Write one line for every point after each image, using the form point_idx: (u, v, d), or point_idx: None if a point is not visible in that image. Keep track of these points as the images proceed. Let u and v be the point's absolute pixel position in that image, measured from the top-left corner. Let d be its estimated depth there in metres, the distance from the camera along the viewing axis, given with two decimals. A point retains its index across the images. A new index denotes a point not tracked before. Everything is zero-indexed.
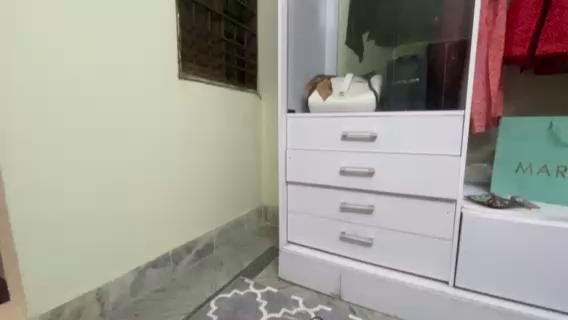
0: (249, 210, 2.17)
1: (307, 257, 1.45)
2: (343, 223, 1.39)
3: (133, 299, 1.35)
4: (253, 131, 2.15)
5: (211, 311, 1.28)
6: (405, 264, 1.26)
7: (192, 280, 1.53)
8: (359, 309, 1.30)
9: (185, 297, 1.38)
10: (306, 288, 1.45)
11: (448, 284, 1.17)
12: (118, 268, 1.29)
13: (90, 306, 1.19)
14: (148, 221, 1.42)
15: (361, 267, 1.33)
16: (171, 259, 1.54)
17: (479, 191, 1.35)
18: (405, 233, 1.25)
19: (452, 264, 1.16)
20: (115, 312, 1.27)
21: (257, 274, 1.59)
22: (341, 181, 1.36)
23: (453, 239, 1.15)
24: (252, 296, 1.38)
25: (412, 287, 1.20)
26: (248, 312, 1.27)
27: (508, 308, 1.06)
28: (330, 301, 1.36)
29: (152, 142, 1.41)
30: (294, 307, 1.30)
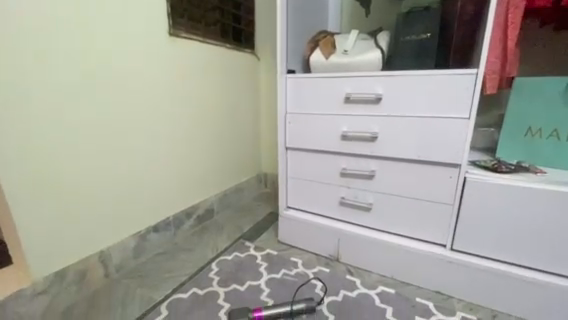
0: (249, 176, 2.15)
1: (306, 222, 1.46)
2: (343, 189, 1.37)
3: (136, 261, 1.38)
4: (251, 95, 2.05)
5: (213, 272, 1.32)
6: (403, 228, 1.27)
7: (193, 244, 1.55)
8: (356, 270, 1.34)
9: (187, 260, 1.42)
10: (305, 251, 1.48)
11: (445, 247, 1.19)
12: (119, 232, 1.30)
13: (95, 268, 1.22)
14: (146, 187, 1.40)
15: (360, 231, 1.34)
16: (171, 224, 1.55)
17: (484, 156, 1.31)
18: (405, 198, 1.23)
19: (450, 228, 1.16)
20: (120, 274, 1.31)
21: (257, 237, 1.61)
22: (342, 147, 1.31)
23: (454, 204, 1.14)
24: (253, 258, 1.42)
25: (410, 250, 1.23)
26: (248, 274, 1.30)
27: (502, 270, 1.08)
28: (328, 262, 1.39)
29: (144, 105, 1.33)
30: (293, 268, 1.34)
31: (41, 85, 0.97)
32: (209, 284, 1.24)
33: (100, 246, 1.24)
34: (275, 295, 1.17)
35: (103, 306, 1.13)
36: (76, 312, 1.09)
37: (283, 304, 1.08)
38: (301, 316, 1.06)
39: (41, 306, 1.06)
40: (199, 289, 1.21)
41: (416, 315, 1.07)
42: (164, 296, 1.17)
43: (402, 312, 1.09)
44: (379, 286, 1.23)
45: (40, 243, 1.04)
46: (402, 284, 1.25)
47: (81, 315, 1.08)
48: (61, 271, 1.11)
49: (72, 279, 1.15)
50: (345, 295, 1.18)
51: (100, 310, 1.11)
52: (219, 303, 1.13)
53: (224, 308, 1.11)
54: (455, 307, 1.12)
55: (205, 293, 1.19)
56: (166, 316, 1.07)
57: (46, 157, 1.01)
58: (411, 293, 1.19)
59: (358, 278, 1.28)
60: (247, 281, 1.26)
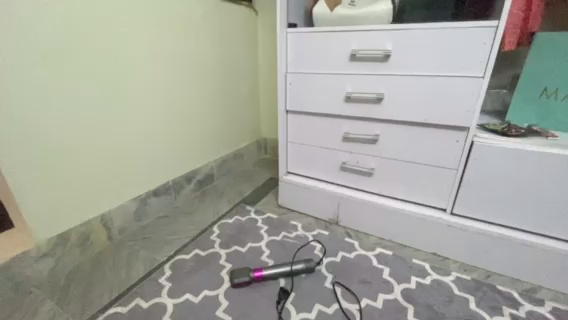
0: (249, 141, 2.11)
1: (306, 186, 1.45)
2: (344, 154, 1.33)
3: (139, 224, 1.40)
4: (249, 55, 1.93)
5: (214, 235, 1.34)
6: (404, 193, 1.26)
7: (195, 208, 1.56)
8: (355, 233, 1.35)
9: (189, 222, 1.44)
10: (305, 215, 1.49)
11: (445, 211, 1.19)
12: (119, 197, 1.30)
13: (98, 231, 1.24)
14: (143, 151, 1.37)
15: (360, 195, 1.33)
16: (172, 189, 1.55)
17: (493, 119, 1.25)
18: (408, 162, 1.20)
19: (452, 193, 1.15)
20: (123, 237, 1.33)
21: (258, 202, 1.62)
22: (346, 109, 1.24)
23: (459, 168, 1.11)
24: (253, 221, 1.43)
25: (410, 214, 1.23)
26: (249, 236, 1.32)
27: (501, 234, 1.08)
28: (327, 226, 1.41)
29: (135, 64, 1.24)
30: (293, 231, 1.36)
31: (17, 40, 0.88)
32: (210, 246, 1.26)
33: (102, 211, 1.25)
34: (275, 257, 1.20)
35: (108, 266, 1.16)
36: (82, 273, 1.12)
37: (283, 264, 1.10)
38: (301, 275, 1.09)
39: (48, 267, 1.09)
40: (202, 251, 1.23)
41: (412, 275, 1.11)
42: (167, 257, 1.20)
43: (399, 272, 1.12)
44: (377, 248, 1.25)
45: (38, 207, 1.03)
46: (400, 246, 1.27)
47: (88, 275, 1.11)
48: (64, 234, 1.13)
49: (76, 242, 1.17)
50: (343, 256, 1.20)
51: (105, 270, 1.14)
52: (221, 263, 1.16)
53: (226, 268, 1.14)
54: (450, 268, 1.15)
55: (207, 254, 1.22)
56: (170, 275, 1.11)
57: (33, 120, 0.96)
58: (408, 255, 1.22)
59: (356, 240, 1.30)
60: (248, 243, 1.28)
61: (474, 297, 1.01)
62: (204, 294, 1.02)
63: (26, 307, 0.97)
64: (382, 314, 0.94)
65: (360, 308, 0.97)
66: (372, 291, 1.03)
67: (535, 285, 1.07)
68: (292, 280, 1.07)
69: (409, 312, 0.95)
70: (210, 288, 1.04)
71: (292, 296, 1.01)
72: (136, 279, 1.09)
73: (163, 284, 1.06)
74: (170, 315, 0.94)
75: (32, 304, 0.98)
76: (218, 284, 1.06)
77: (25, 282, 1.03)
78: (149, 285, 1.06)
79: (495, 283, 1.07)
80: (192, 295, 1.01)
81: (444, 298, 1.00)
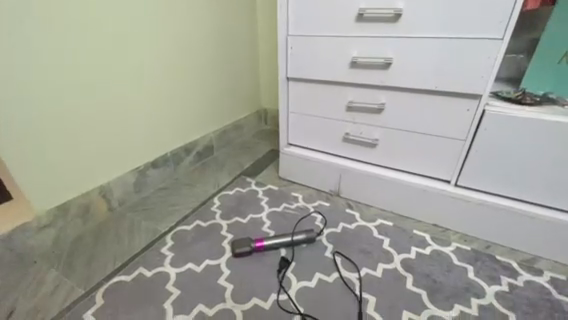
0: (248, 112, 2.04)
1: (307, 158, 1.42)
2: (348, 124, 1.28)
3: (139, 196, 1.40)
4: (246, 18, 1.79)
5: (215, 206, 1.33)
6: (408, 165, 1.22)
7: (195, 179, 1.55)
8: (356, 205, 1.35)
9: (190, 194, 1.43)
10: (306, 187, 1.47)
11: (449, 183, 1.17)
12: (117, 169, 1.28)
13: (97, 202, 1.24)
14: (139, 122, 1.32)
15: (363, 167, 1.31)
16: (170, 161, 1.53)
17: (506, 87, 1.18)
18: (414, 133, 1.16)
19: (458, 164, 1.12)
20: (123, 208, 1.33)
21: (258, 174, 1.60)
22: (351, 75, 1.17)
23: (467, 139, 1.07)
24: (254, 193, 1.42)
25: (413, 186, 1.21)
26: (250, 208, 1.32)
27: (505, 206, 1.07)
28: (328, 197, 1.40)
29: (123, 27, 1.14)
30: (294, 203, 1.35)
31: None
32: (211, 217, 1.26)
33: (100, 183, 1.23)
34: (276, 228, 1.20)
35: (111, 237, 1.17)
36: (85, 243, 1.13)
37: (284, 235, 1.10)
38: (301, 245, 1.10)
39: (50, 238, 1.10)
40: (203, 222, 1.24)
41: (412, 245, 1.11)
42: (168, 228, 1.21)
43: (399, 243, 1.12)
44: (378, 219, 1.25)
45: (33, 180, 1.02)
46: (401, 218, 1.27)
47: (90, 245, 1.12)
48: (63, 206, 1.12)
49: (76, 213, 1.17)
50: (344, 227, 1.20)
51: (107, 241, 1.15)
52: (222, 234, 1.17)
53: (227, 239, 1.14)
54: (451, 239, 1.15)
55: (209, 225, 1.22)
56: (172, 246, 1.11)
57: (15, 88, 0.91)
58: (409, 226, 1.22)
59: (357, 212, 1.30)
60: (249, 214, 1.28)
61: (473, 267, 1.02)
62: (206, 263, 1.03)
63: (32, 276, 0.99)
64: (382, 283, 0.96)
65: (359, 277, 0.98)
66: (372, 261, 1.04)
67: (536, 256, 1.07)
68: (292, 250, 1.08)
69: (408, 280, 0.96)
70: (211, 257, 1.06)
71: (293, 266, 1.02)
72: (139, 249, 1.11)
73: (165, 254, 1.08)
74: (173, 283, 0.96)
75: (37, 273, 1.00)
76: (219, 254, 1.07)
77: (28, 252, 1.05)
78: (152, 255, 1.07)
79: (494, 254, 1.08)
80: (194, 265, 1.03)
81: (442, 268, 1.01)
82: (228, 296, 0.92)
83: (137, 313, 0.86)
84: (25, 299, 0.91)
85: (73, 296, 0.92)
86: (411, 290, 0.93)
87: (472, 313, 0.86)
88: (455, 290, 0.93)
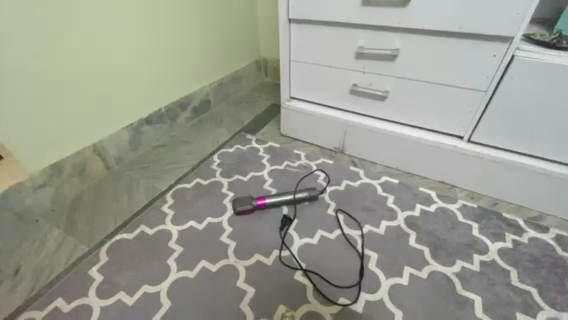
0: (246, 63, 1.88)
1: (311, 113, 1.32)
2: (356, 74, 1.16)
3: (136, 154, 1.35)
4: None
5: (215, 164, 1.29)
6: (419, 120, 1.14)
7: (193, 137, 1.48)
8: (360, 162, 1.29)
9: (188, 151, 1.38)
10: (309, 144, 1.40)
11: (461, 139, 1.10)
12: (108, 125, 1.22)
13: (93, 161, 1.20)
14: (126, 74, 1.21)
15: (370, 123, 1.22)
16: (166, 117, 1.45)
17: (539, 29, 1.03)
18: (430, 84, 1.05)
19: (475, 118, 1.04)
20: (121, 166, 1.29)
21: (258, 130, 1.52)
22: (362, 16, 1.02)
23: (488, 90, 0.97)
24: (255, 151, 1.36)
25: (422, 142, 1.14)
26: (250, 166, 1.27)
27: (519, 163, 1.01)
28: (332, 155, 1.34)
29: None
30: (296, 161, 1.30)
31: None
32: (211, 176, 1.22)
33: (91, 140, 1.18)
34: (277, 186, 1.17)
35: (110, 195, 1.15)
36: (85, 202, 1.12)
37: (286, 193, 1.07)
38: (304, 203, 1.08)
39: (49, 197, 1.09)
40: (203, 180, 1.20)
41: (417, 203, 1.09)
42: (168, 186, 1.18)
43: (403, 200, 1.10)
44: (382, 177, 1.21)
45: (17, 137, 0.96)
46: (407, 175, 1.22)
47: (90, 204, 1.11)
48: (56, 165, 1.08)
49: (71, 172, 1.14)
50: (348, 185, 1.17)
51: (107, 199, 1.14)
52: (223, 192, 1.14)
53: (228, 197, 1.12)
54: (457, 196, 1.12)
55: (209, 183, 1.19)
56: (172, 204, 1.10)
57: None
58: (415, 183, 1.18)
59: (361, 169, 1.25)
60: (250, 172, 1.24)
61: (478, 224, 1.00)
62: (207, 221, 1.02)
63: (35, 234, 1.00)
64: (384, 240, 0.95)
65: (361, 234, 0.97)
66: (375, 219, 1.03)
67: (543, 213, 1.05)
68: (294, 207, 1.06)
69: (410, 238, 0.96)
70: (213, 215, 1.04)
71: (295, 223, 1.01)
72: (140, 207, 1.10)
73: (166, 212, 1.06)
74: (175, 241, 0.96)
75: (40, 231, 1.01)
76: (221, 212, 1.05)
77: (28, 212, 1.04)
78: (153, 213, 1.06)
79: (500, 211, 1.06)
80: (195, 223, 1.02)
81: (446, 225, 1.00)
82: (230, 252, 0.92)
83: (142, 268, 0.88)
84: (31, 256, 0.93)
85: (78, 252, 0.93)
86: (413, 247, 0.93)
87: (473, 268, 0.86)
88: (458, 246, 0.93)
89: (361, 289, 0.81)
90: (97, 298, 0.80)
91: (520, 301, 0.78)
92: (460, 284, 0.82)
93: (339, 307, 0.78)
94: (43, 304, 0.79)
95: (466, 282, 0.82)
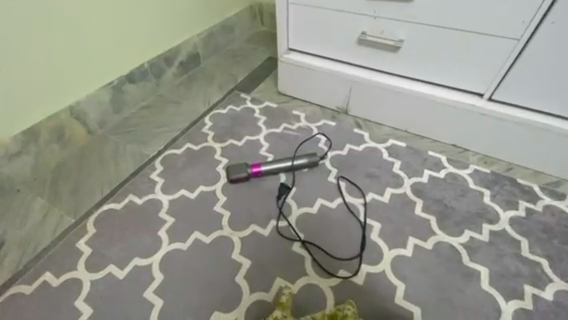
0: (238, 10, 1.64)
1: (312, 68, 1.17)
2: (366, 20, 1.00)
3: (121, 117, 1.24)
4: None
5: (207, 128, 1.18)
6: (435, 75, 1.01)
7: (182, 96, 1.34)
8: (364, 123, 1.17)
9: (177, 113, 1.26)
10: (309, 103, 1.26)
11: (481, 98, 0.98)
12: (84, 82, 1.09)
13: (72, 126, 1.09)
14: (98, 20, 1.05)
15: (378, 79, 1.08)
16: (150, 74, 1.30)
17: None
18: (452, 31, 0.90)
19: (500, 73, 0.91)
20: (106, 130, 1.19)
21: (253, 88, 1.37)
22: None
23: (522, 38, 0.84)
24: (250, 112, 1.24)
25: (436, 101, 1.02)
26: (245, 129, 1.16)
27: (543, 125, 0.91)
28: (334, 116, 1.20)
29: None
30: (295, 123, 1.18)
31: None
32: (203, 140, 1.12)
33: (66, 99, 1.06)
34: (275, 152, 1.08)
35: (96, 162, 1.07)
36: (68, 170, 1.05)
37: (284, 160, 0.99)
38: (303, 170, 0.99)
39: (28, 165, 1.01)
40: (194, 145, 1.11)
41: (425, 169, 1.00)
42: (156, 152, 1.09)
43: (411, 165, 1.01)
44: (389, 140, 1.10)
45: None
46: (416, 137, 1.11)
47: (75, 172, 1.04)
48: (30, 131, 0.99)
49: (49, 139, 1.04)
50: (351, 150, 1.07)
51: (93, 166, 1.06)
52: (216, 158, 1.06)
53: (222, 164, 1.04)
54: (469, 160, 1.03)
55: (200, 149, 1.09)
56: (162, 172, 1.02)
57: None
58: (425, 147, 1.08)
59: (366, 131, 1.13)
60: (245, 137, 1.14)
61: (490, 191, 0.93)
62: (200, 190, 0.95)
63: (17, 205, 0.94)
64: (388, 209, 0.89)
65: (365, 202, 0.91)
66: (380, 186, 0.95)
67: (560, 179, 0.97)
68: (293, 175, 0.98)
69: (416, 206, 0.89)
70: (205, 184, 0.97)
71: (293, 192, 0.94)
72: (127, 175, 1.02)
73: (155, 181, 0.99)
74: (166, 211, 0.90)
75: (23, 202, 0.95)
76: (214, 180, 0.98)
77: (6, 181, 0.97)
78: (142, 181, 0.99)
79: (515, 177, 0.98)
80: (187, 191, 0.95)
81: (456, 192, 0.93)
82: (224, 222, 0.86)
83: (132, 241, 0.83)
84: (15, 229, 0.88)
85: (64, 224, 0.88)
86: (419, 216, 0.87)
87: (481, 239, 0.81)
88: (467, 216, 0.87)
89: (362, 261, 0.77)
90: (86, 272, 0.77)
91: (528, 272, 0.75)
92: (467, 255, 0.78)
93: (337, 280, 0.74)
94: (31, 279, 0.77)
95: (474, 254, 0.78)
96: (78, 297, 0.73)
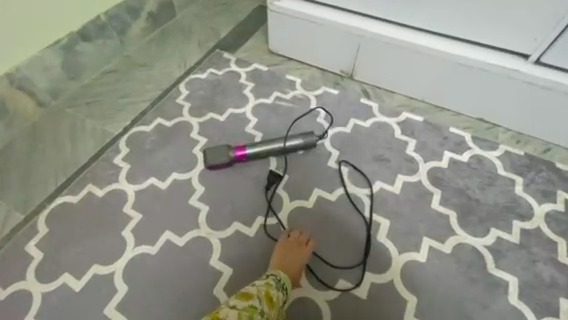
0: None
1: (311, 20, 0.93)
2: None
3: (79, 85, 1.01)
4: None
5: (182, 98, 0.97)
6: (471, 30, 0.81)
7: (152, 56, 1.10)
8: (373, 92, 0.95)
9: (146, 79, 1.04)
10: (306, 65, 1.02)
11: (525, 60, 0.79)
12: (19, 42, 0.87)
13: (15, 98, 0.90)
14: None
15: (397, 35, 0.86)
16: (110, 29, 1.04)
17: None
18: None
19: (558, 26, 0.73)
20: (60, 101, 0.97)
21: (240, 46, 1.11)
22: None
23: None
24: (234, 76, 1.01)
25: (468, 64, 0.82)
26: (228, 100, 0.96)
27: None
28: (337, 81, 0.98)
29: None
30: (289, 91, 0.97)
31: None
32: (177, 114, 0.93)
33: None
34: (264, 129, 0.89)
35: (49, 143, 0.89)
36: (15, 153, 0.87)
37: (275, 140, 0.80)
38: (297, 153, 0.82)
39: None
40: (166, 121, 0.91)
41: (445, 150, 0.82)
42: (121, 131, 0.90)
43: (428, 146, 0.83)
44: (402, 113, 0.90)
45: None
46: (435, 109, 0.91)
47: (24, 156, 0.86)
48: None
49: None
50: (356, 125, 0.88)
51: (45, 148, 0.88)
52: (192, 138, 0.87)
53: (200, 145, 0.86)
54: (499, 140, 0.85)
55: (173, 125, 0.90)
56: (127, 155, 0.84)
57: None
58: (446, 122, 0.88)
59: (375, 102, 0.92)
60: (228, 109, 0.94)
61: (523, 179, 0.77)
62: (172, 178, 0.79)
63: None
64: (400, 202, 0.73)
65: (372, 194, 0.75)
66: (390, 172, 0.78)
67: None
68: (285, 158, 0.81)
69: (433, 199, 0.74)
70: (179, 170, 0.80)
71: (285, 181, 0.77)
72: (86, 160, 0.84)
73: (119, 167, 0.82)
74: (132, 206, 0.75)
75: None
76: (189, 166, 0.81)
77: None
78: (102, 168, 0.82)
79: (554, 161, 0.80)
80: (157, 180, 0.79)
81: (482, 180, 0.77)
82: (201, 220, 0.72)
83: (91, 243, 0.70)
84: None
85: (11, 222, 0.74)
86: (437, 211, 0.72)
87: (511, 241, 0.68)
88: (495, 211, 0.72)
89: (365, 270, 0.65)
90: (37, 283, 0.66)
91: (564, 282, 0.63)
92: (492, 262, 0.65)
93: (335, 294, 0.63)
94: None
95: (501, 260, 0.65)
96: (28, 314, 0.63)
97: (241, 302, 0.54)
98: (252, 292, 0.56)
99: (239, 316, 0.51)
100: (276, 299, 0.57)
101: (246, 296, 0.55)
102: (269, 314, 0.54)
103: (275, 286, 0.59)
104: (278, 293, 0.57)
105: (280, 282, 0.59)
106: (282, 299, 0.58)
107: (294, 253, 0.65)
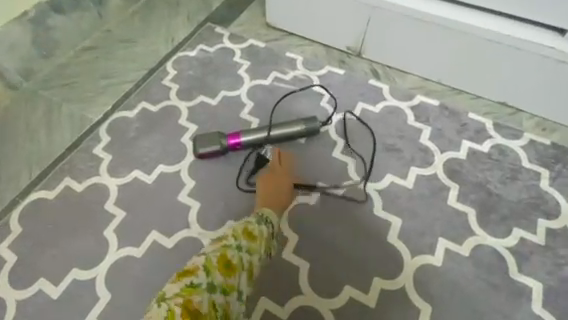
0: None
1: None
2: None
3: (53, 64, 0.90)
4: None
5: (169, 79, 0.86)
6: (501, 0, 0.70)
7: (135, 31, 0.97)
8: (383, 71, 0.84)
9: (128, 57, 0.92)
10: (308, 41, 0.90)
11: (561, 36, 0.70)
12: None
13: None
14: None
15: (416, 5, 0.75)
16: None
17: None
18: None
19: None
20: (33, 83, 0.86)
21: (234, 19, 0.98)
22: None
23: None
24: (227, 54, 0.90)
25: (497, 40, 0.71)
26: (221, 81, 0.85)
27: None
28: (343, 60, 0.87)
29: None
30: (289, 71, 0.86)
31: None
32: (164, 98, 0.82)
33: None
34: (261, 114, 0.80)
35: (21, 130, 0.79)
36: None
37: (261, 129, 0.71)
38: (298, 141, 0.73)
39: None
40: (152, 105, 0.81)
41: (464, 139, 0.74)
42: (102, 117, 0.80)
43: (445, 134, 0.74)
44: (416, 96, 0.80)
45: None
46: (453, 92, 0.81)
47: None
48: None
49: None
50: (364, 111, 0.78)
51: (17, 136, 0.78)
52: (181, 125, 0.78)
53: (189, 133, 0.77)
54: (523, 127, 0.75)
55: (160, 110, 0.80)
56: (108, 145, 0.75)
57: None
58: (465, 107, 0.79)
59: (386, 84, 0.82)
60: (220, 91, 0.83)
61: (549, 172, 0.69)
62: (159, 171, 0.71)
63: None
64: (413, 199, 0.66)
65: (381, 189, 0.67)
66: (402, 164, 0.70)
67: None
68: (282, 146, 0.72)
69: (450, 195, 0.66)
70: (166, 162, 0.72)
71: None
72: (63, 150, 0.75)
73: (99, 158, 0.73)
74: (115, 203, 0.67)
75: None
76: (178, 157, 0.72)
77: None
78: (81, 159, 0.73)
79: None
80: (141, 173, 0.71)
81: (504, 173, 0.69)
82: (191, 219, 0.65)
83: (69, 244, 0.63)
84: None
85: None
86: (454, 209, 0.65)
87: (535, 242, 0.61)
88: (518, 208, 0.65)
89: (373, 274, 0.59)
90: (11, 288, 0.59)
91: None
92: (513, 266, 0.59)
93: (339, 302, 0.57)
94: None
95: (523, 264, 0.59)
96: None
97: (214, 245, 0.45)
98: (226, 233, 0.48)
99: (212, 258, 0.43)
100: (259, 233, 0.49)
101: (218, 239, 0.46)
102: (251, 247, 0.47)
103: (256, 222, 0.51)
104: (259, 227, 0.50)
105: (261, 217, 0.52)
106: (266, 233, 0.51)
107: (279, 182, 0.65)
